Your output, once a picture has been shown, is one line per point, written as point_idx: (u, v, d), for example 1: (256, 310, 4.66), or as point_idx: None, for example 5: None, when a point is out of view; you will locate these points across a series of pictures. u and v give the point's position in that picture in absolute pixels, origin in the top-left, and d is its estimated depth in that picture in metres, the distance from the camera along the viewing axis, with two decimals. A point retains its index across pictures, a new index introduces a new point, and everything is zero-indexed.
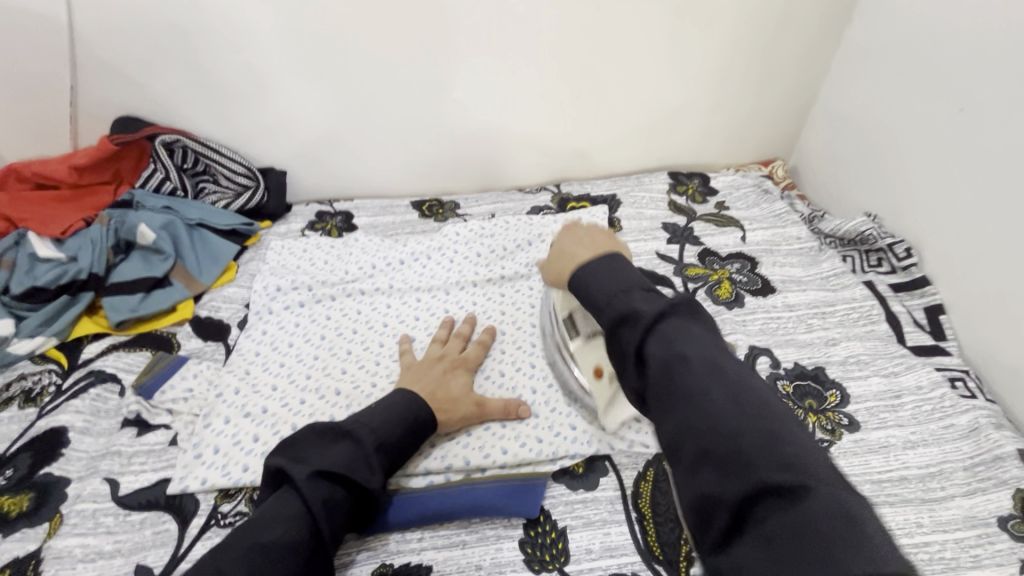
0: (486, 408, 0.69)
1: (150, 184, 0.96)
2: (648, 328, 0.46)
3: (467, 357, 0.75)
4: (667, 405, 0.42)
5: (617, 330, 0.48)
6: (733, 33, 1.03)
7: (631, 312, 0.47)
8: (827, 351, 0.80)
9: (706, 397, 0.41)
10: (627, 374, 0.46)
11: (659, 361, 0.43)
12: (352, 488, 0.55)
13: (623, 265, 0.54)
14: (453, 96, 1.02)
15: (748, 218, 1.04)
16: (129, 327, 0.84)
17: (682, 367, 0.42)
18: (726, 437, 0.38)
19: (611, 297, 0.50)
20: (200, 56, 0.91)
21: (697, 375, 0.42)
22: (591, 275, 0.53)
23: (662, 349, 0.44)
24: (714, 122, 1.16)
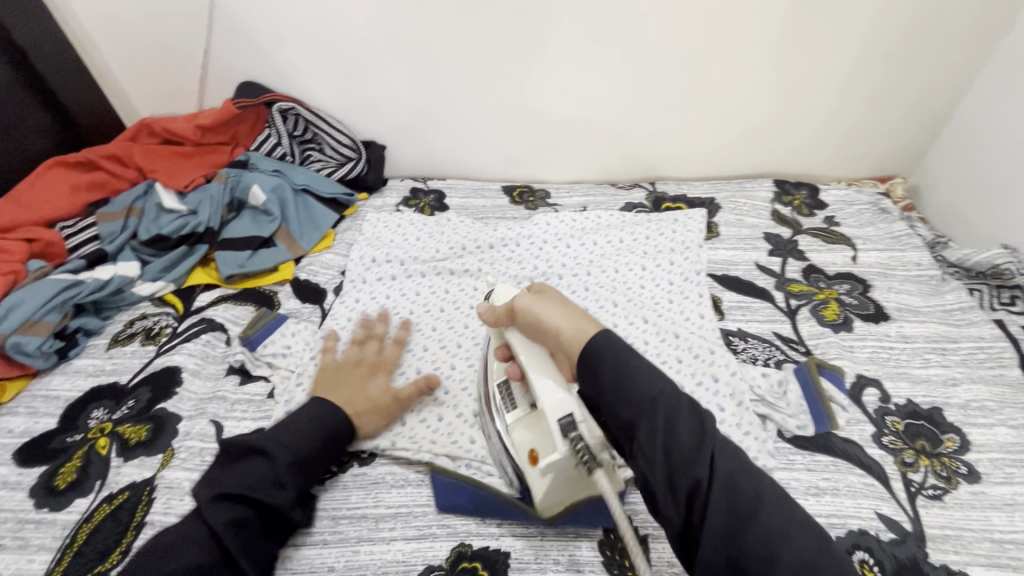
0: (401, 400, 0.69)
1: (264, 147, 1.02)
2: (712, 441, 0.46)
3: (386, 359, 0.75)
4: (741, 525, 0.42)
5: (675, 424, 0.47)
6: (871, 37, 0.95)
7: (664, 407, 0.47)
8: (946, 392, 0.73)
9: (774, 520, 0.43)
10: (691, 474, 0.44)
11: (729, 478, 0.44)
12: (258, 508, 0.54)
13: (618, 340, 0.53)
14: (561, 83, 1.00)
15: (861, 237, 0.97)
16: (237, 281, 0.90)
17: (749, 483, 0.44)
18: (806, 562, 0.41)
19: (634, 390, 0.48)
20: (323, 27, 0.94)
21: (764, 495, 0.44)
22: (636, 365, 0.50)
23: (728, 460, 0.45)
24: (832, 131, 1.08)
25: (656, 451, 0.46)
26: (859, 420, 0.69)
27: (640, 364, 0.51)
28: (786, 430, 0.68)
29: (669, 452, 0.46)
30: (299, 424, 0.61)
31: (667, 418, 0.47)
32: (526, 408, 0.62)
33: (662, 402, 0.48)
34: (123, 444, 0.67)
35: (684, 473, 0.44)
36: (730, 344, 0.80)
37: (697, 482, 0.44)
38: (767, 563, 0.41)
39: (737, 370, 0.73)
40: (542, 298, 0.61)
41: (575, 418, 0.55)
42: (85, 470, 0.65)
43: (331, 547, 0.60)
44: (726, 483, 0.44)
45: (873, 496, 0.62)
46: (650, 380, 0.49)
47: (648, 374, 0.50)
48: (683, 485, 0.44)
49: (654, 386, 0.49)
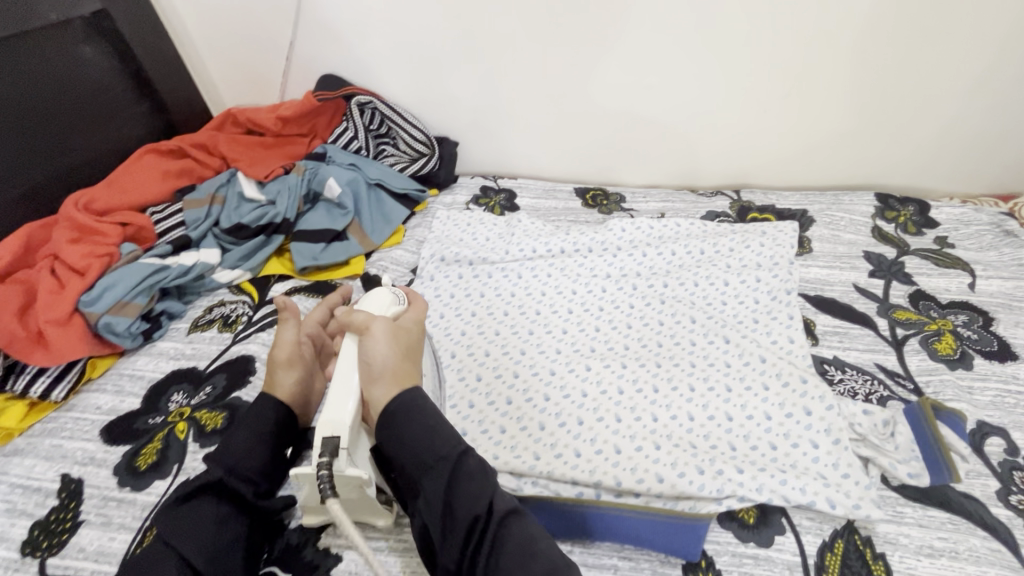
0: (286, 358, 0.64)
1: (341, 140, 1.02)
2: (492, 486, 0.47)
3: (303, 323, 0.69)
4: (503, 562, 0.44)
5: (456, 471, 0.47)
6: (1008, 38, 0.84)
7: (436, 458, 0.47)
8: None
9: (544, 556, 0.45)
10: (469, 515, 0.45)
11: (505, 519, 0.46)
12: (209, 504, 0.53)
13: (431, 416, 0.49)
14: (645, 82, 0.95)
15: (980, 261, 0.86)
16: (309, 273, 0.91)
17: (520, 525, 0.46)
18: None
19: (416, 444, 0.48)
20: (407, 22, 0.93)
21: (535, 545, 0.45)
22: (428, 422, 0.49)
23: (504, 502, 0.47)
24: (949, 142, 0.97)
25: (434, 501, 0.46)
26: (980, 473, 0.61)
27: (428, 418, 0.49)
28: (894, 477, 0.61)
29: (449, 504, 0.46)
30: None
31: (454, 466, 0.47)
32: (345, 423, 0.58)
33: (437, 452, 0.47)
34: (199, 430, 0.68)
35: (460, 519, 0.45)
36: (825, 374, 0.73)
37: (476, 524, 0.45)
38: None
39: (836, 404, 0.66)
40: (397, 330, 0.54)
41: (338, 446, 0.51)
42: (165, 453, 0.66)
43: (396, 556, 0.58)
44: (501, 525, 0.45)
45: (1000, 565, 0.54)
46: (440, 432, 0.49)
47: (442, 429, 0.49)
48: (462, 529, 0.45)
49: (446, 439, 0.48)
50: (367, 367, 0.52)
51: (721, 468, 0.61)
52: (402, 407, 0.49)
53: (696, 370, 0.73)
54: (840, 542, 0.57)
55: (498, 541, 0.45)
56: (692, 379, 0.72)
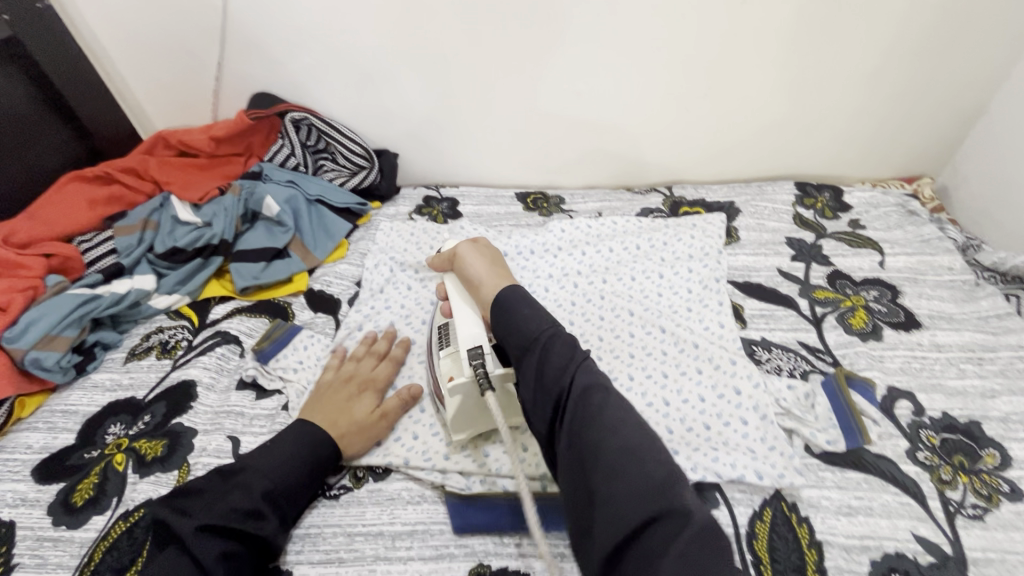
0: (389, 418, 0.69)
1: (278, 158, 1.02)
2: (579, 363, 0.54)
3: (376, 377, 0.73)
4: (583, 428, 0.49)
5: (548, 351, 0.55)
6: (899, 35, 0.91)
7: (529, 338, 0.56)
8: (984, 404, 0.70)
9: (617, 424, 0.49)
10: (555, 388, 0.52)
11: (588, 391, 0.51)
12: (244, 540, 0.54)
13: (528, 305, 0.60)
14: (575, 87, 0.99)
15: (887, 240, 0.93)
16: (251, 293, 0.90)
17: (602, 397, 0.51)
18: (631, 455, 0.47)
19: (519, 328, 0.58)
20: (338, 37, 0.94)
21: (614, 408, 0.51)
22: (527, 311, 0.59)
23: (590, 380, 0.53)
24: (858, 129, 1.04)
25: (529, 370, 0.55)
26: (891, 434, 0.67)
27: (531, 312, 0.59)
28: (815, 446, 0.66)
29: (542, 375, 0.54)
30: (271, 450, 0.61)
31: (544, 345, 0.55)
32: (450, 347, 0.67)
33: (530, 335, 0.56)
34: (139, 460, 0.67)
35: (550, 387, 0.53)
36: (754, 354, 0.77)
37: (561, 395, 0.52)
38: (597, 455, 0.47)
39: (762, 382, 0.70)
40: (482, 251, 0.73)
41: (483, 351, 0.62)
42: (103, 487, 0.65)
43: (347, 566, 0.59)
44: (581, 395, 0.51)
45: (909, 516, 0.59)
46: (534, 319, 0.58)
47: (536, 316, 0.58)
48: (549, 397, 0.52)
49: (540, 323, 0.57)
50: (476, 279, 0.68)
51: None
52: (507, 294, 0.63)
53: (636, 360, 0.75)
54: (768, 510, 0.61)
55: (580, 410, 0.50)
56: (632, 368, 0.74)
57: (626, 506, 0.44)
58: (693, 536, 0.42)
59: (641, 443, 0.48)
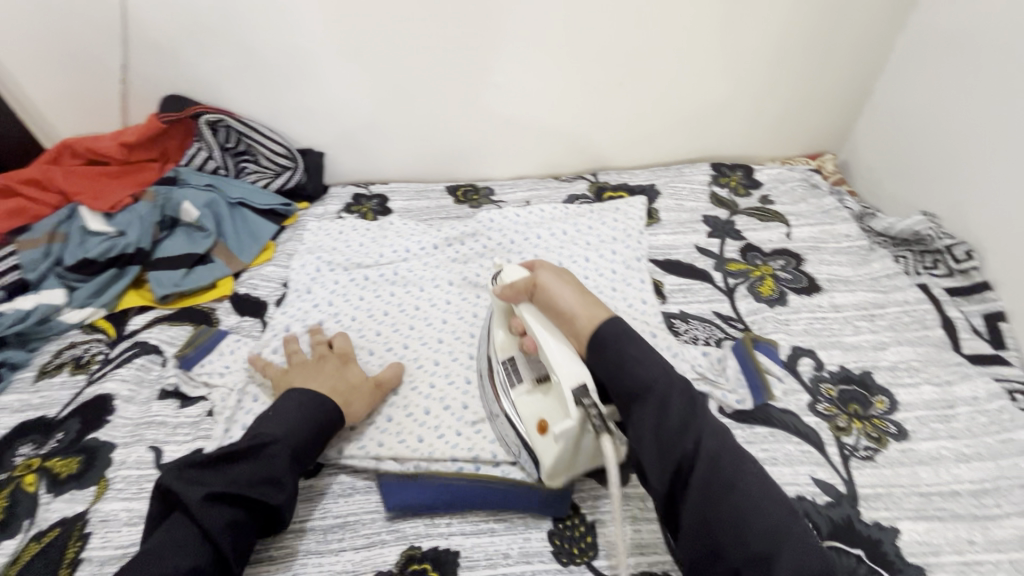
0: (383, 384, 0.71)
1: (195, 161, 0.98)
2: (701, 425, 0.53)
3: (346, 346, 0.75)
4: (717, 499, 0.49)
5: (666, 403, 0.54)
6: (789, 21, 0.98)
7: (642, 390, 0.55)
8: (875, 356, 0.76)
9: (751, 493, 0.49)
10: (680, 450, 0.51)
11: (714, 456, 0.51)
12: (253, 507, 0.55)
13: (636, 352, 0.58)
14: (495, 80, 1.00)
15: (793, 213, 1.00)
16: (172, 301, 0.87)
17: (732, 464, 0.51)
18: (772, 533, 0.46)
19: (633, 379, 0.56)
20: (248, 36, 0.92)
21: (748, 478, 0.50)
22: (635, 354, 0.58)
23: (714, 443, 0.52)
24: (764, 111, 1.11)
25: (647, 425, 0.53)
26: (795, 390, 0.72)
27: (639, 355, 0.58)
28: (727, 406, 0.69)
29: (659, 431, 0.53)
30: (287, 417, 0.61)
31: (660, 397, 0.54)
32: (533, 381, 0.65)
33: (645, 387, 0.55)
34: (51, 480, 0.64)
35: (674, 448, 0.52)
36: (673, 327, 0.81)
37: (684, 457, 0.51)
38: (736, 532, 0.47)
39: (679, 352, 0.74)
40: (563, 277, 0.66)
41: (589, 388, 0.56)
42: (13, 510, 0.62)
43: (277, 565, 0.58)
44: (711, 460, 0.51)
45: (809, 462, 0.64)
46: (644, 366, 0.57)
47: (646, 363, 0.57)
48: (671, 458, 0.51)
49: (651, 371, 0.56)
50: (565, 308, 0.62)
51: None
52: (617, 336, 0.59)
53: None
54: None
55: (708, 478, 0.50)
56: None
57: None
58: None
59: (777, 517, 0.48)
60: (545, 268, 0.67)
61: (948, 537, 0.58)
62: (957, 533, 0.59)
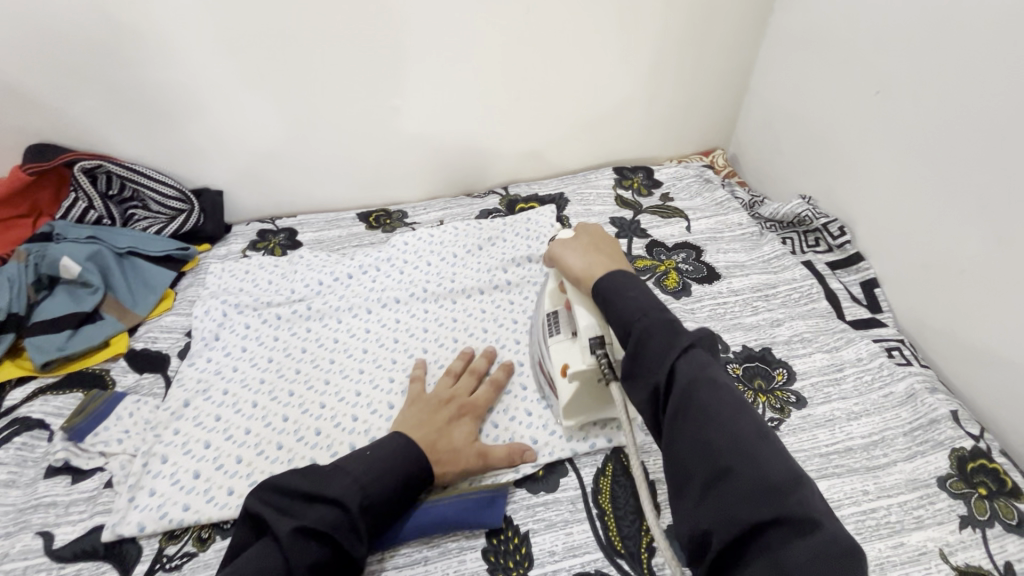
0: (491, 458, 0.65)
1: (74, 214, 0.91)
2: (677, 352, 0.50)
3: (478, 401, 0.70)
4: (685, 426, 0.47)
5: (643, 344, 0.52)
6: (664, 30, 1.05)
7: (625, 324, 0.54)
8: (772, 332, 0.82)
9: (728, 422, 0.46)
10: (651, 378, 0.50)
11: (688, 385, 0.48)
12: (337, 550, 0.51)
13: (637, 288, 0.57)
14: (393, 103, 1.00)
15: (691, 208, 1.07)
16: (56, 367, 0.80)
17: (706, 392, 0.47)
18: (740, 452, 0.44)
19: (628, 317, 0.54)
20: (120, 74, 0.87)
21: (728, 407, 0.47)
22: (624, 299, 0.56)
23: (692, 375, 0.48)
24: (654, 115, 1.18)
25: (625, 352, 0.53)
26: None
27: (633, 298, 0.56)
28: None
29: (640, 359, 0.51)
30: (381, 463, 0.57)
31: (637, 334, 0.52)
32: (570, 333, 0.67)
33: (628, 325, 0.54)
34: None
35: (646, 376, 0.50)
36: None
37: (659, 383, 0.49)
38: (707, 451, 0.45)
39: None
40: (583, 242, 0.68)
41: (605, 340, 0.62)
42: None
43: None
44: (683, 391, 0.48)
45: None
46: (634, 305, 0.55)
47: (639, 301, 0.55)
48: (647, 392, 0.50)
49: (633, 310, 0.54)
50: (577, 274, 0.65)
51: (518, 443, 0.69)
52: (619, 281, 0.59)
53: None
54: (610, 465, 0.67)
55: (681, 405, 0.48)
56: None
57: (734, 503, 0.42)
58: (821, 548, 0.38)
59: (756, 445, 0.44)
60: (578, 235, 0.70)
61: (846, 490, 0.64)
62: (853, 485, 0.64)
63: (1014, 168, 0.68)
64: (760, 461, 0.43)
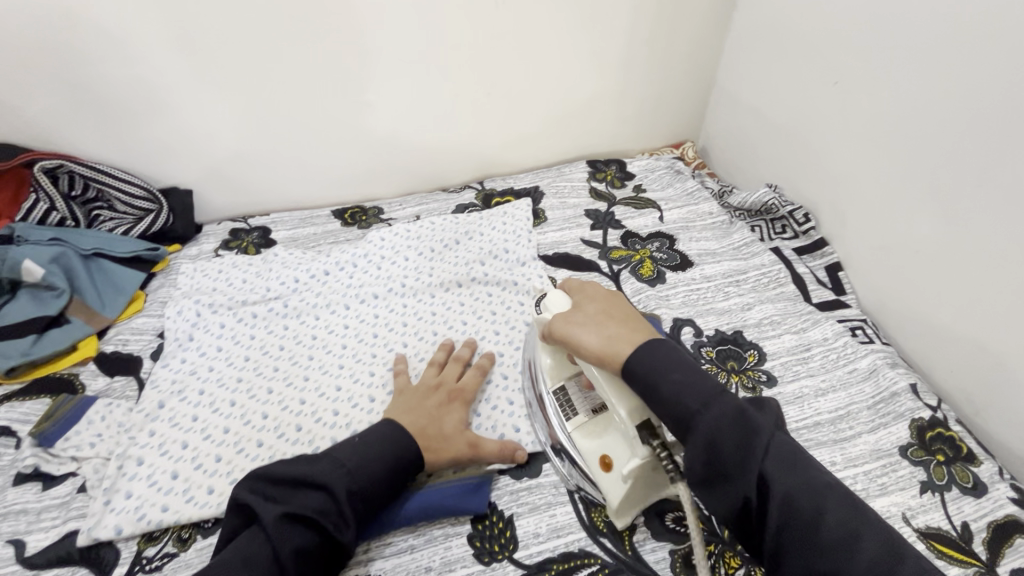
0: (481, 449, 0.65)
1: (34, 215, 0.88)
2: (762, 459, 0.46)
3: (465, 387, 0.71)
4: (796, 547, 0.43)
5: (716, 441, 0.47)
6: (633, 26, 1.07)
7: (683, 417, 0.50)
8: (743, 316, 0.85)
9: (845, 536, 0.42)
10: (739, 492, 0.46)
11: (785, 501, 0.44)
12: (324, 536, 0.51)
13: (674, 354, 0.54)
14: (366, 99, 1.00)
15: (663, 199, 1.09)
16: (22, 373, 0.77)
17: (809, 501, 0.44)
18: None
19: (688, 411, 0.49)
20: (81, 71, 0.85)
21: (833, 512, 0.43)
22: (673, 383, 0.51)
23: (784, 480, 0.45)
24: (625, 109, 1.20)
25: (695, 459, 0.48)
26: None
27: (682, 379, 0.51)
28: None
29: (718, 466, 0.47)
30: (369, 450, 0.57)
31: (708, 436, 0.47)
32: (589, 413, 0.65)
33: (686, 418, 0.49)
34: None
35: (734, 490, 0.46)
36: None
37: (751, 500, 0.45)
38: None
39: None
40: (588, 311, 0.63)
41: (654, 425, 0.56)
42: None
43: None
44: (782, 506, 0.44)
45: None
46: (689, 387, 0.51)
47: (691, 384, 0.51)
48: (733, 501, 0.46)
49: (690, 402, 0.49)
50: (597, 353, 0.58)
51: (502, 431, 0.70)
52: (652, 353, 0.54)
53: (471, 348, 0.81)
54: None
55: (782, 522, 0.44)
56: None
57: None
58: None
59: (879, 552, 0.41)
60: (576, 301, 0.66)
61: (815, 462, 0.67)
62: (822, 457, 0.67)
63: (961, 153, 0.72)
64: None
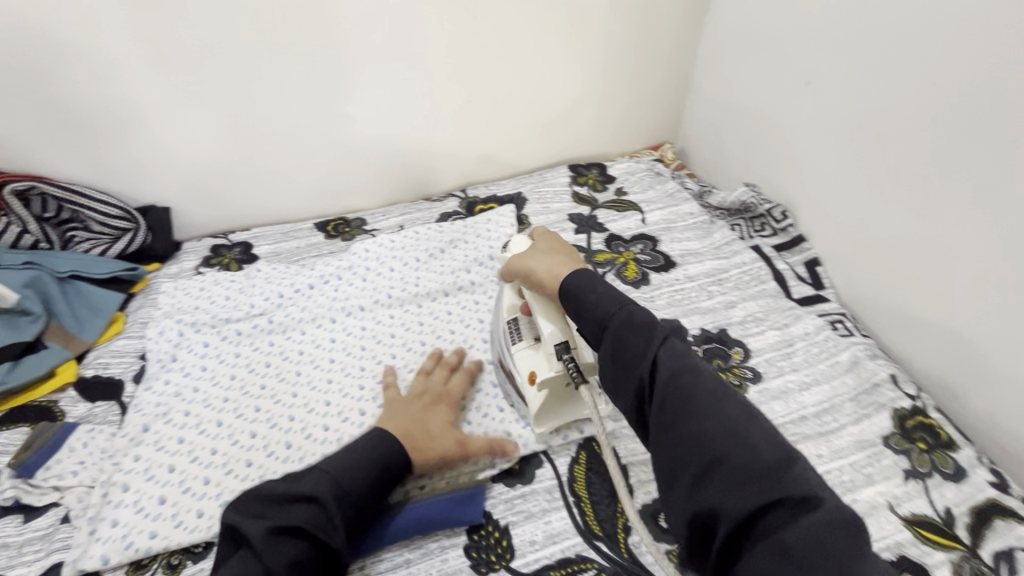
0: (468, 446, 0.66)
1: (6, 239, 0.85)
2: (657, 345, 0.49)
3: (451, 390, 0.72)
4: (672, 415, 0.45)
5: (621, 339, 0.51)
6: (609, 31, 1.09)
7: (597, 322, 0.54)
8: (727, 314, 0.87)
9: (713, 404, 0.45)
10: (634, 375, 0.49)
11: (670, 377, 0.47)
12: (316, 544, 0.51)
13: (605, 284, 0.57)
14: (345, 110, 1.00)
15: (645, 201, 1.10)
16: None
17: (690, 379, 0.46)
18: (734, 437, 0.42)
19: (603, 315, 0.53)
20: (53, 90, 0.83)
21: (712, 389, 0.46)
22: (594, 297, 0.56)
23: (672, 363, 0.48)
24: (603, 112, 1.21)
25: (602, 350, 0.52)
26: None
27: (601, 295, 0.56)
28: None
29: (619, 354, 0.50)
30: (353, 455, 0.57)
31: (614, 332, 0.51)
32: (532, 339, 0.67)
33: (601, 322, 0.53)
34: None
35: (629, 374, 0.49)
36: None
37: (642, 378, 0.48)
38: (697, 443, 0.43)
39: None
40: (546, 250, 0.67)
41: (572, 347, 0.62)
42: None
43: None
44: (667, 380, 0.47)
45: None
46: (608, 300, 0.55)
47: (607, 297, 0.55)
48: (631, 385, 0.49)
49: (606, 308, 0.54)
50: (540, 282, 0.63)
51: None
52: (582, 283, 0.58)
53: None
54: (583, 454, 0.69)
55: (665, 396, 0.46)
56: None
57: (732, 490, 0.40)
58: (824, 521, 0.37)
59: (745, 423, 0.43)
60: (539, 242, 0.69)
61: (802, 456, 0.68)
62: (808, 451, 0.69)
63: (928, 149, 0.74)
64: (747, 440, 0.42)
